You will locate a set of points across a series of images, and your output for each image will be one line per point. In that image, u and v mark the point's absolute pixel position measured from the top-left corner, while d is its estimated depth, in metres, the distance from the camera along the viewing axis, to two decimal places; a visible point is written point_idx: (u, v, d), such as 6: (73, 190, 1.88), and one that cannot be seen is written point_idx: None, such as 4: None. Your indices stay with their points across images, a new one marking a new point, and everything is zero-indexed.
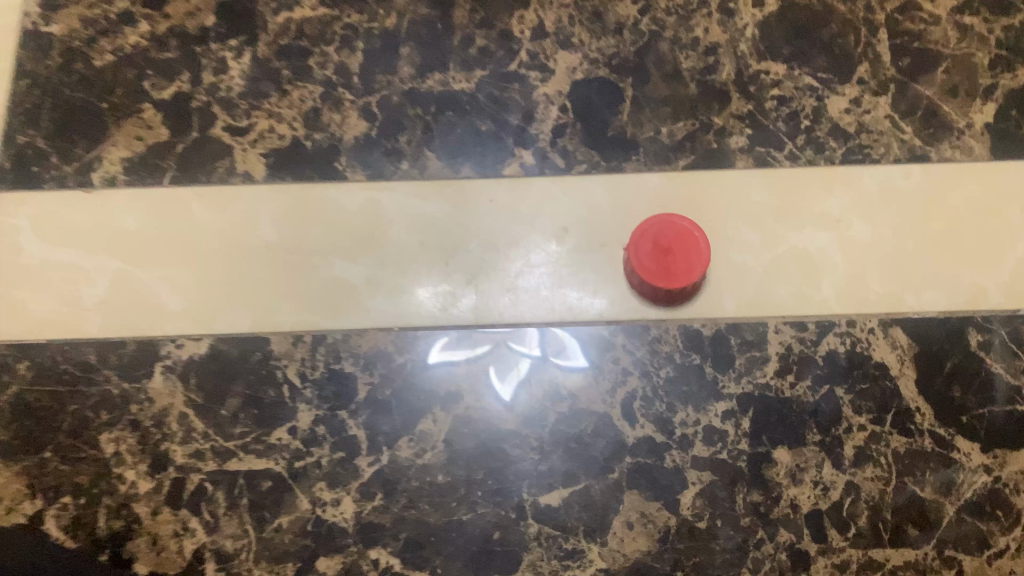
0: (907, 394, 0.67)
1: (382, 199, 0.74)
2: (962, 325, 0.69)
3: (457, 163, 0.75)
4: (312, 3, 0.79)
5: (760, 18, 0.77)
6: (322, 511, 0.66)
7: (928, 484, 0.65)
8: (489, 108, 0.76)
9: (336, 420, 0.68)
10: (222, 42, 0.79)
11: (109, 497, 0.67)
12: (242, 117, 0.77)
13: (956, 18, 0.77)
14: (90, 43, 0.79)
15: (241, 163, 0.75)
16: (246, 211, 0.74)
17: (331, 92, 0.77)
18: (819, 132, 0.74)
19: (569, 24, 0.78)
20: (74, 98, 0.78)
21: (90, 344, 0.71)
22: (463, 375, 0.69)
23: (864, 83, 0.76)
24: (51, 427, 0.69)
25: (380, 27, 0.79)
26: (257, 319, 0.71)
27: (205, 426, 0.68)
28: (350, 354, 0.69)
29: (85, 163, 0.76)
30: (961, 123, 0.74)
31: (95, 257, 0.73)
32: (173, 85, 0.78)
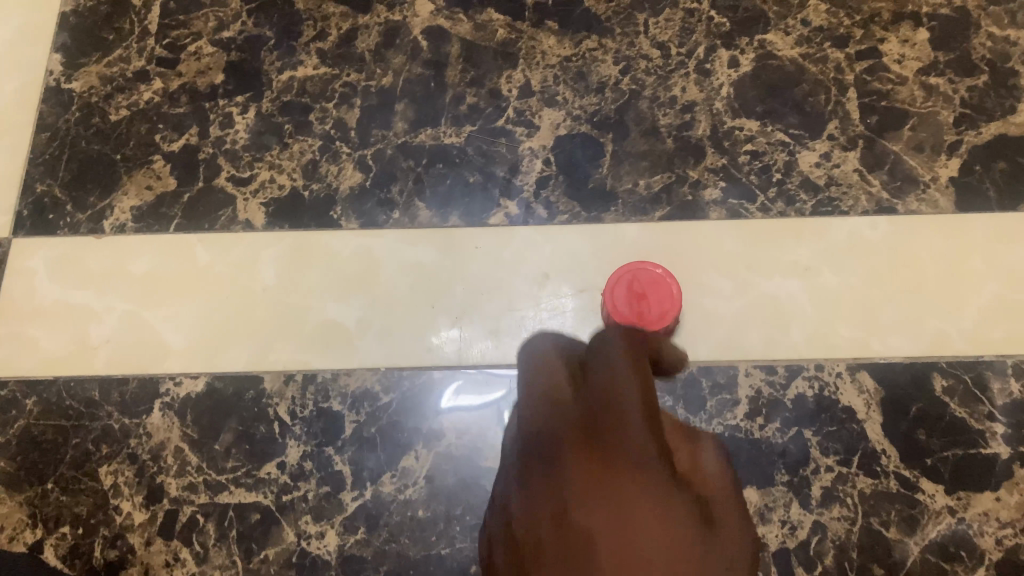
0: (873, 437, 0.70)
1: (376, 246, 0.78)
2: (926, 370, 0.71)
3: (446, 212, 0.79)
4: (315, 63, 0.85)
5: (734, 78, 0.82)
6: (307, 544, 0.69)
7: (893, 524, 0.68)
8: (478, 161, 0.81)
9: (323, 456, 0.71)
10: (230, 99, 0.84)
11: (105, 527, 0.70)
12: (245, 168, 0.81)
13: (922, 79, 0.81)
14: (107, 99, 0.85)
15: (243, 212, 0.80)
16: (247, 257, 0.78)
17: (329, 145, 0.82)
18: (790, 185, 0.78)
19: (554, 83, 0.83)
20: (89, 149, 0.83)
21: (95, 381, 0.74)
22: (466, 400, 0.73)
23: (834, 139, 0.79)
24: (54, 459, 0.73)
25: (377, 85, 0.84)
26: (254, 358, 0.75)
27: (199, 461, 0.72)
28: (339, 393, 0.73)
29: (98, 210, 0.81)
30: (927, 177, 0.78)
31: (104, 298, 0.78)
32: (183, 138, 0.83)
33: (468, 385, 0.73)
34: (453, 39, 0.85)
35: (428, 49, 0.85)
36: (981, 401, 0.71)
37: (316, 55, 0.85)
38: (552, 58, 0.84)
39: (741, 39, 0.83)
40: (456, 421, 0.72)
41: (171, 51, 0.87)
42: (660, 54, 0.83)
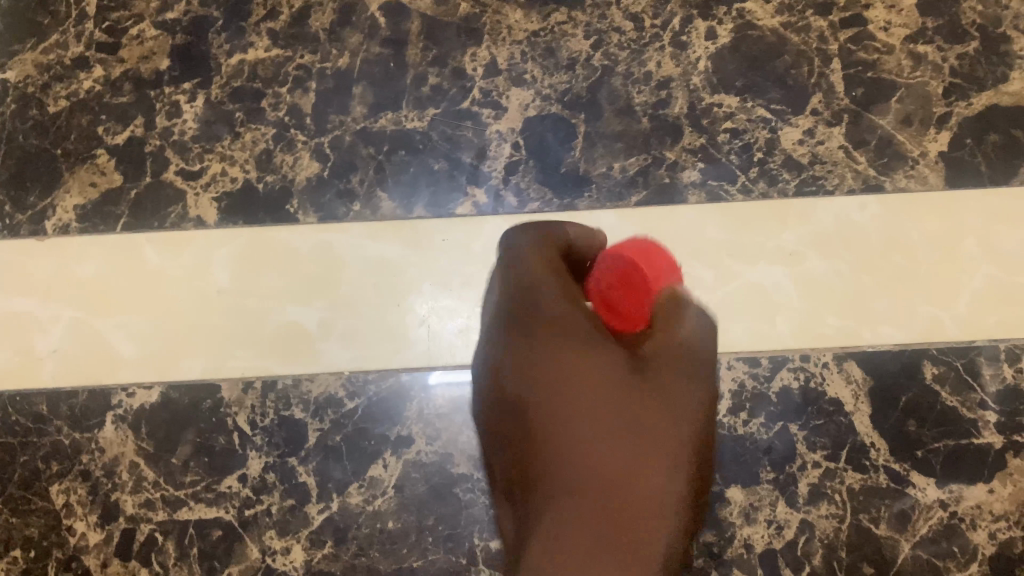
0: (861, 429, 0.67)
1: (336, 242, 0.74)
2: (916, 359, 0.68)
3: (409, 203, 0.75)
4: (266, 44, 0.80)
5: (713, 51, 0.77)
6: (272, 560, 0.66)
7: (883, 521, 0.65)
8: (442, 147, 0.76)
9: (287, 467, 0.68)
10: (176, 85, 0.79)
11: (59, 549, 0.67)
12: (195, 161, 0.76)
13: (909, 47, 0.77)
14: (45, 89, 0.79)
15: (194, 208, 0.75)
16: (200, 257, 0.74)
17: (283, 134, 0.77)
18: (772, 164, 0.74)
19: (522, 61, 0.78)
20: (28, 145, 0.78)
21: (43, 395, 0.70)
22: (437, 398, 0.69)
23: (818, 114, 0.75)
24: (3, 478, 0.69)
25: (333, 67, 0.79)
26: (210, 365, 0.71)
27: (156, 475, 0.68)
28: (301, 400, 0.69)
29: (39, 211, 0.76)
30: (915, 152, 0.74)
31: (49, 306, 0.73)
32: (128, 130, 0.78)
33: (438, 382, 0.69)
34: (414, 16, 0.80)
35: (387, 26, 0.80)
36: (973, 389, 0.68)
37: (266, 36, 0.80)
38: (519, 34, 0.79)
39: (718, 8, 0.78)
40: (425, 425, 0.69)
41: (111, 35, 0.81)
42: (633, 26, 0.78)
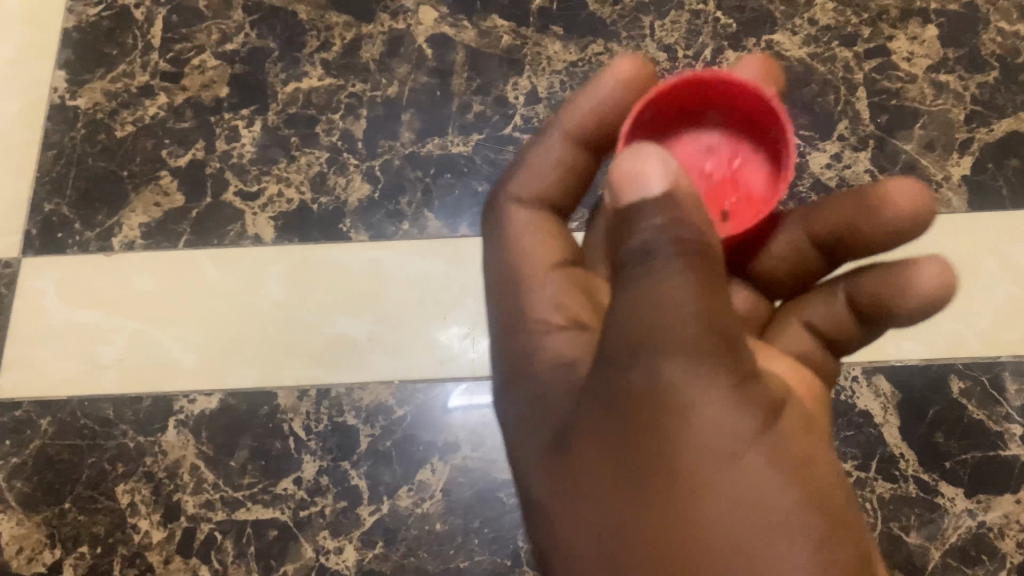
0: (891, 441, 0.70)
1: (385, 258, 0.78)
2: (943, 373, 0.71)
3: (455, 222, 0.79)
4: (320, 74, 0.85)
5: None
6: (325, 559, 0.69)
7: (913, 529, 0.68)
8: (486, 170, 0.80)
9: (339, 471, 0.72)
10: (235, 111, 0.84)
11: (124, 546, 0.71)
12: (253, 182, 0.81)
13: (931, 77, 0.81)
14: (113, 115, 0.85)
15: (252, 227, 0.79)
16: (257, 272, 0.78)
17: (336, 157, 0.82)
18: (801, 187, 0.77)
19: (561, 89, 0.83)
20: (96, 167, 0.83)
21: (109, 400, 0.74)
22: (481, 407, 0.73)
23: (845, 140, 0.79)
24: (71, 479, 0.72)
25: (383, 95, 0.83)
26: (267, 374, 0.75)
27: (215, 478, 0.72)
28: (353, 408, 0.73)
29: (107, 228, 0.80)
30: (939, 176, 0.77)
31: (114, 317, 0.78)
32: (189, 153, 0.83)
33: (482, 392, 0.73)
34: (459, 47, 0.85)
35: (433, 57, 0.84)
36: (999, 403, 0.70)
37: (320, 67, 0.85)
38: (558, 64, 0.83)
39: (747, 40, 0.83)
40: (470, 432, 0.72)
41: (174, 65, 0.86)
42: (667, 57, 0.83)
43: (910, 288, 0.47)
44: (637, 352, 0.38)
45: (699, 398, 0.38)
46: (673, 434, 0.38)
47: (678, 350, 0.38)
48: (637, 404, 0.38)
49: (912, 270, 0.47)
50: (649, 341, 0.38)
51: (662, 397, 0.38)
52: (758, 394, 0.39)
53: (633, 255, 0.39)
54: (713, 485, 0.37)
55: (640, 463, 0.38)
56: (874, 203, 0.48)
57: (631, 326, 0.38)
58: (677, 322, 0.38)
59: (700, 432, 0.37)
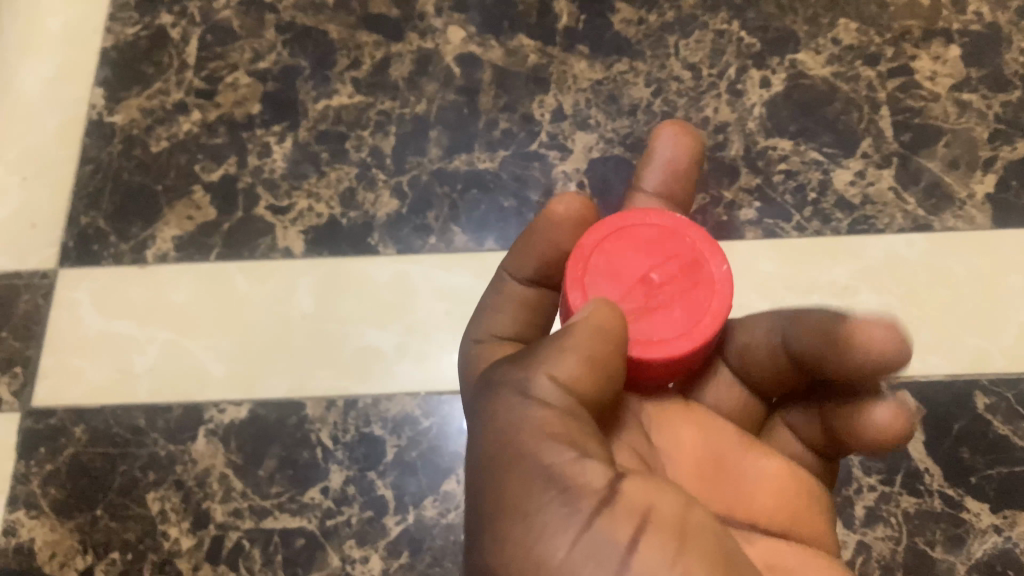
0: (916, 455, 0.70)
1: (412, 271, 0.79)
2: (968, 388, 0.71)
3: (481, 237, 0.80)
4: (350, 91, 0.86)
5: (767, 98, 0.83)
6: (351, 568, 0.70)
7: (938, 544, 0.67)
8: (511, 186, 0.82)
9: (365, 481, 0.72)
10: (267, 128, 0.86)
11: (154, 553, 0.71)
12: (284, 197, 0.83)
13: (955, 95, 0.82)
14: (148, 131, 0.87)
15: (282, 240, 0.81)
16: (286, 285, 0.79)
17: (365, 173, 0.83)
18: (825, 204, 0.78)
19: (586, 107, 0.84)
20: (131, 181, 0.85)
21: (140, 409, 0.76)
22: None
23: (868, 157, 0.80)
24: (103, 486, 0.74)
25: (411, 112, 0.85)
26: (294, 385, 0.76)
27: (243, 486, 0.73)
28: (380, 418, 0.74)
29: (141, 241, 0.82)
30: (963, 194, 0.78)
31: (146, 328, 0.79)
32: (222, 168, 0.85)
33: None
34: (486, 66, 0.86)
35: (460, 75, 0.86)
36: None
37: (350, 84, 0.87)
38: (584, 82, 0.85)
39: (771, 59, 0.84)
40: None
41: (209, 83, 0.88)
42: (691, 76, 0.84)
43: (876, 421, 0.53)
44: (492, 512, 0.45)
45: (556, 545, 0.43)
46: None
47: (528, 503, 0.44)
48: (493, 561, 0.45)
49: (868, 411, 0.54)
50: (507, 504, 0.45)
51: (522, 551, 0.44)
52: (608, 524, 0.43)
53: (483, 422, 0.49)
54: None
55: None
56: (843, 342, 0.51)
57: (493, 485, 0.46)
58: (516, 482, 0.45)
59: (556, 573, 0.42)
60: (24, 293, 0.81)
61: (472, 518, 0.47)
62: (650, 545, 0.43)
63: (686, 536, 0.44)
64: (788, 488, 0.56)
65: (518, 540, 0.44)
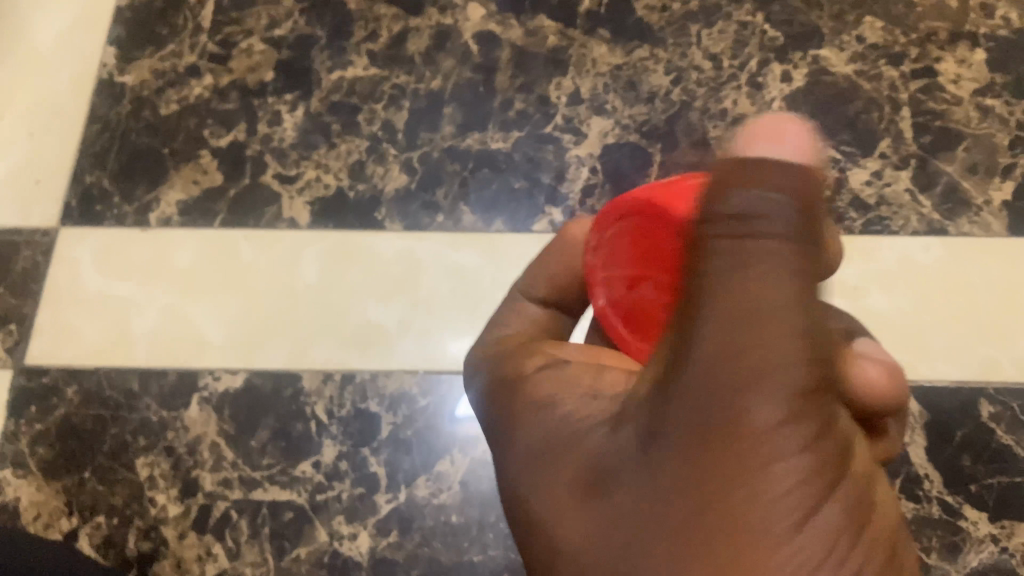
0: (916, 461, 0.68)
1: (418, 248, 0.78)
2: (975, 396, 0.70)
3: (489, 217, 0.79)
4: (365, 64, 0.85)
5: (787, 92, 0.81)
6: (339, 544, 0.69)
7: (934, 551, 0.66)
8: (523, 167, 0.80)
9: (358, 456, 0.71)
10: (279, 96, 0.85)
11: (140, 518, 0.70)
12: (291, 167, 0.82)
13: (978, 100, 0.80)
14: (159, 93, 0.86)
15: (288, 210, 0.80)
16: (290, 255, 0.78)
17: (375, 146, 0.82)
18: (841, 203, 0.77)
19: (603, 92, 0.82)
20: (139, 143, 0.84)
21: (135, 373, 0.75)
22: None
23: (887, 157, 0.78)
24: (93, 448, 0.73)
25: (426, 88, 0.84)
26: (293, 356, 0.75)
27: (234, 456, 0.72)
28: (376, 394, 0.73)
29: (145, 203, 0.81)
30: (981, 200, 0.76)
31: (147, 290, 0.78)
32: (231, 134, 0.83)
33: None
34: (504, 45, 0.85)
35: (478, 53, 0.85)
36: None
37: (366, 56, 0.85)
38: (602, 67, 0.83)
39: (794, 53, 0.83)
40: None
41: (222, 47, 0.87)
42: (711, 66, 0.83)
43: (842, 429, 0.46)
44: (718, 378, 0.32)
45: (785, 441, 0.31)
46: (737, 464, 0.31)
47: (775, 377, 0.31)
48: (692, 432, 0.32)
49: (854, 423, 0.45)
50: (749, 372, 0.31)
51: (738, 432, 0.31)
52: (841, 443, 0.33)
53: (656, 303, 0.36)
54: (772, 548, 0.31)
55: (686, 492, 0.33)
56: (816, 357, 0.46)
57: (729, 340, 0.32)
58: (775, 348, 0.31)
59: (767, 470, 0.31)
60: (24, 249, 0.80)
61: (688, 377, 0.32)
62: (863, 483, 0.34)
63: (879, 503, 0.35)
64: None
65: (738, 412, 0.31)
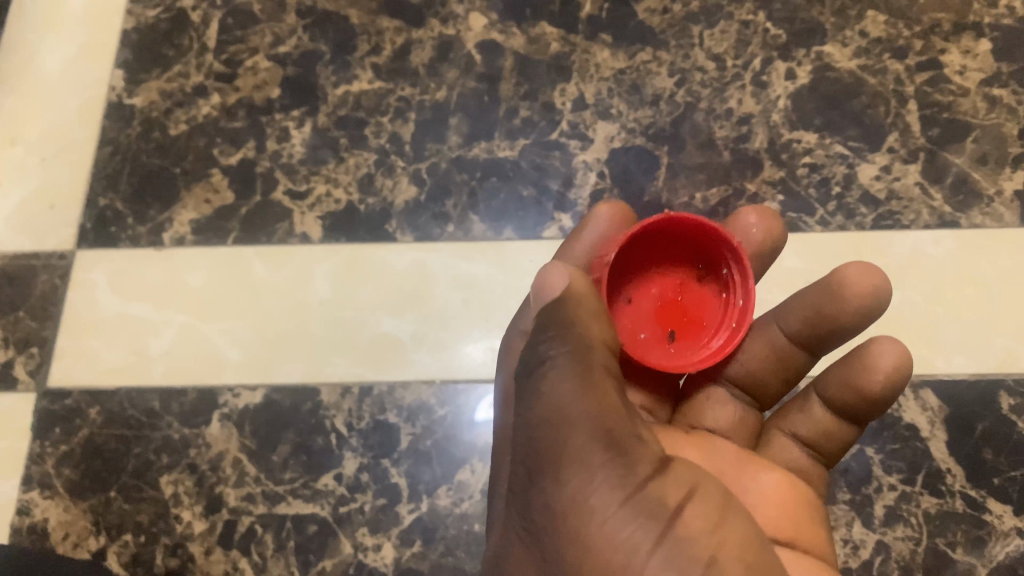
0: (937, 455, 0.69)
1: (429, 259, 0.78)
2: (992, 388, 0.70)
3: (500, 225, 0.79)
4: (370, 77, 0.86)
5: (792, 90, 0.81)
6: (364, 556, 0.70)
7: (959, 545, 0.67)
8: (531, 174, 0.81)
9: (379, 468, 0.72)
10: (286, 112, 0.85)
11: (166, 536, 0.71)
12: (302, 182, 0.82)
13: (985, 90, 0.80)
14: (167, 114, 0.86)
15: (300, 225, 0.81)
16: (302, 271, 0.79)
17: (384, 159, 0.82)
18: (849, 199, 0.77)
19: (608, 96, 0.83)
20: (150, 164, 0.84)
21: (155, 392, 0.76)
22: None
23: (894, 152, 0.79)
24: (117, 468, 0.74)
25: (431, 99, 0.84)
26: (309, 371, 0.75)
27: (257, 471, 0.73)
28: (394, 406, 0.74)
29: (158, 224, 0.82)
30: (990, 191, 0.77)
31: (162, 310, 0.79)
32: (240, 152, 0.84)
33: None
34: (508, 53, 0.85)
35: (482, 63, 0.85)
36: None
37: (371, 70, 0.86)
38: (606, 71, 0.84)
39: (798, 50, 0.83)
40: None
41: (228, 66, 0.88)
42: (715, 66, 0.83)
43: (876, 370, 0.56)
44: (549, 467, 0.48)
45: (604, 501, 0.47)
46: (578, 527, 0.47)
47: (586, 458, 0.47)
48: (544, 508, 0.48)
49: (873, 357, 0.56)
50: (564, 460, 0.47)
51: (572, 504, 0.47)
52: (660, 487, 0.48)
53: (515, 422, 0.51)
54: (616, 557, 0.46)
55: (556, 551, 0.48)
56: (838, 287, 0.57)
57: (548, 442, 0.47)
58: (574, 442, 0.47)
59: (600, 523, 0.47)
60: (41, 273, 0.81)
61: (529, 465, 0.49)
62: (694, 513, 0.48)
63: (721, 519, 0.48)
64: (785, 497, 0.58)
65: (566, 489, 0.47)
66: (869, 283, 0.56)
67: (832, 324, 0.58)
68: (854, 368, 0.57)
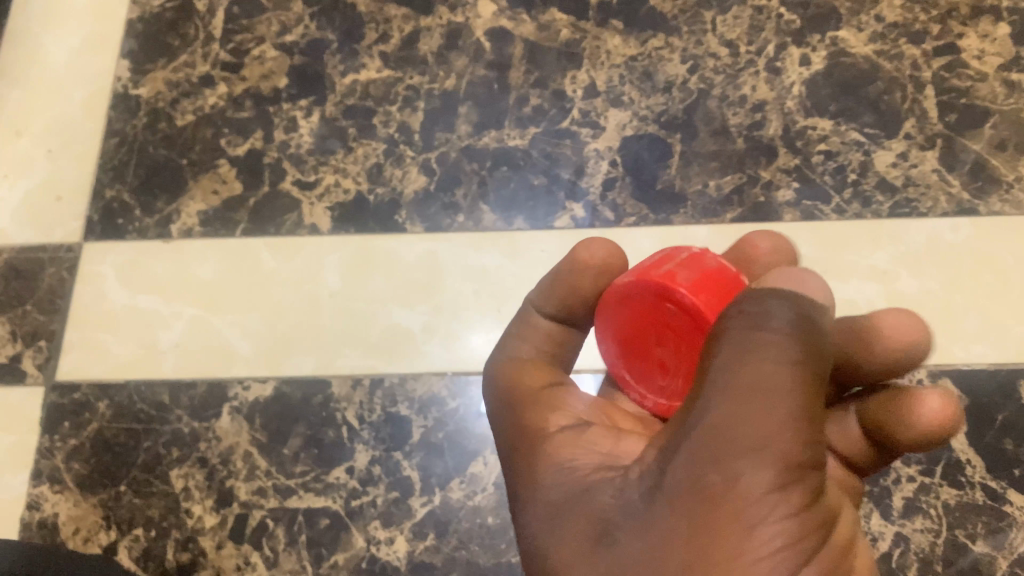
0: (957, 446, 0.68)
1: (439, 250, 0.78)
2: (1012, 378, 0.69)
3: (511, 215, 0.78)
4: (378, 66, 0.85)
5: (807, 76, 0.80)
6: (376, 549, 0.69)
7: (979, 537, 0.66)
8: (542, 163, 0.80)
9: (391, 461, 0.71)
10: (293, 102, 0.84)
11: (177, 530, 0.71)
12: (310, 173, 0.81)
13: (1003, 75, 0.79)
14: (174, 104, 0.85)
15: (309, 216, 0.80)
16: (313, 262, 0.78)
17: (392, 149, 0.81)
18: (865, 186, 0.76)
19: (620, 83, 0.82)
20: (157, 155, 0.84)
21: (165, 386, 0.75)
22: None
23: (911, 138, 0.77)
24: (127, 462, 0.73)
25: (440, 88, 0.83)
26: (321, 363, 0.75)
27: (268, 465, 0.72)
28: (406, 398, 0.73)
29: (165, 215, 0.81)
30: (1010, 177, 0.75)
31: (172, 303, 0.78)
32: (248, 143, 0.83)
33: None
34: (517, 40, 0.84)
35: (491, 50, 0.84)
36: None
37: (378, 58, 0.85)
38: (617, 58, 0.83)
39: (812, 36, 0.82)
40: None
41: (235, 56, 0.87)
42: (728, 52, 0.82)
43: (911, 422, 0.46)
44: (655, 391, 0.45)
45: (776, 508, 0.36)
46: (724, 531, 0.37)
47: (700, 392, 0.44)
48: (702, 501, 0.37)
49: (911, 403, 0.46)
50: (760, 445, 0.37)
51: (743, 497, 0.37)
52: (821, 507, 0.38)
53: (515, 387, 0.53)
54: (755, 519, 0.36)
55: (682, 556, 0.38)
56: (865, 331, 0.47)
57: (746, 418, 0.37)
58: (780, 426, 0.37)
59: (756, 534, 0.36)
60: (48, 266, 0.80)
61: (709, 443, 0.38)
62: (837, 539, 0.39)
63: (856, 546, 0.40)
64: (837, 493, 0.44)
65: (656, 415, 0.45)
66: (902, 337, 0.47)
67: (857, 370, 0.48)
68: (891, 412, 0.47)
